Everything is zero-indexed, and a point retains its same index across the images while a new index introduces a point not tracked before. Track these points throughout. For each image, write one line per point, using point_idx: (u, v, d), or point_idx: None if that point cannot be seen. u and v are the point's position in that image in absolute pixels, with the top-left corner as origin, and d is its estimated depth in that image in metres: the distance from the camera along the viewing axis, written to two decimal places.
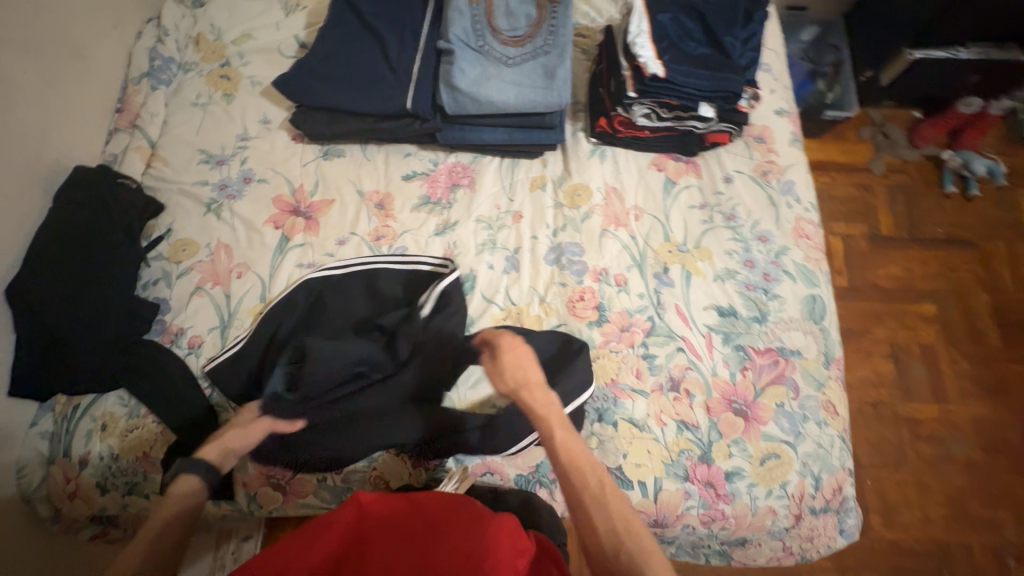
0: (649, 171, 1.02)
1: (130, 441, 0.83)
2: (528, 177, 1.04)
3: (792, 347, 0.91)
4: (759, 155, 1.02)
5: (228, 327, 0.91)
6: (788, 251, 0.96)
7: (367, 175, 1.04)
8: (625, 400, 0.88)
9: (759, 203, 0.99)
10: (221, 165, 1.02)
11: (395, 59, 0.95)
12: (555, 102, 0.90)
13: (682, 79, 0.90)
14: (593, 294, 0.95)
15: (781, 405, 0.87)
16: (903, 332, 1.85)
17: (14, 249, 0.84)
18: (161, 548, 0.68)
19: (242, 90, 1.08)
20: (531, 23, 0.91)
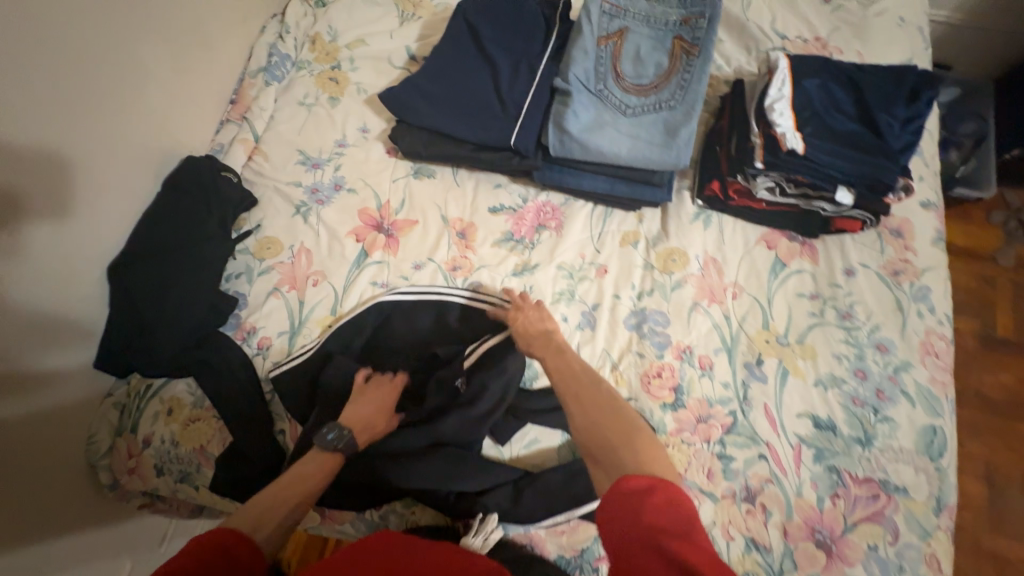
0: (757, 247, 0.92)
1: (191, 432, 0.85)
2: (620, 230, 0.97)
3: (897, 482, 0.79)
4: (891, 250, 0.89)
5: (296, 334, 0.91)
6: (910, 368, 0.84)
7: (454, 201, 1.01)
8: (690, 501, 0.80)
9: (883, 305, 0.87)
10: (316, 168, 1.03)
11: (506, 91, 0.91)
12: (671, 161, 0.82)
13: (823, 158, 0.79)
14: (672, 373, 0.86)
15: (874, 547, 0.75)
16: (1006, 454, 1.60)
17: (121, 230, 0.87)
18: (291, 499, 0.68)
19: (347, 96, 1.08)
20: (660, 73, 0.84)
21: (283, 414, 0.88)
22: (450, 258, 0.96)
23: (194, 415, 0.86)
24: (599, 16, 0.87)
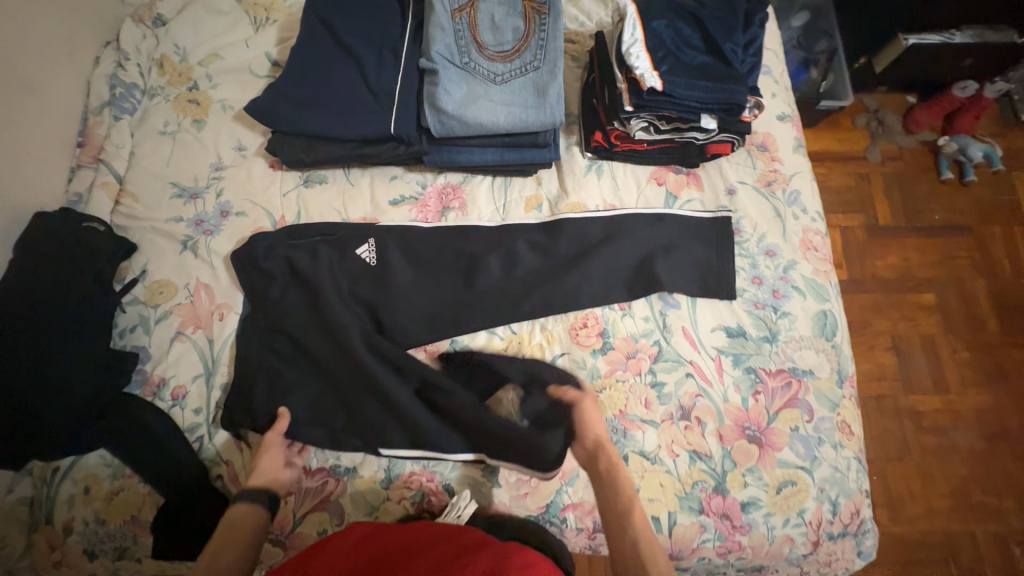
0: (649, 185, 0.98)
1: (235, 556, 0.72)
2: (522, 197, 0.99)
3: (804, 367, 0.88)
4: (761, 164, 0.98)
5: (213, 374, 0.86)
6: (796, 265, 0.93)
7: (353, 202, 0.98)
8: (635, 431, 0.85)
9: (764, 215, 0.95)
10: (195, 198, 0.96)
11: (375, 79, 0.89)
12: (548, 120, 0.84)
13: (682, 93, 0.84)
14: (596, 320, 0.91)
15: (795, 429, 0.85)
16: (903, 323, 1.84)
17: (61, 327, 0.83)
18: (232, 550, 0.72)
19: (213, 116, 1.02)
20: (518, 36, 0.85)
21: (218, 460, 0.83)
22: (360, 258, 0.93)
23: (245, 536, 0.73)
24: None
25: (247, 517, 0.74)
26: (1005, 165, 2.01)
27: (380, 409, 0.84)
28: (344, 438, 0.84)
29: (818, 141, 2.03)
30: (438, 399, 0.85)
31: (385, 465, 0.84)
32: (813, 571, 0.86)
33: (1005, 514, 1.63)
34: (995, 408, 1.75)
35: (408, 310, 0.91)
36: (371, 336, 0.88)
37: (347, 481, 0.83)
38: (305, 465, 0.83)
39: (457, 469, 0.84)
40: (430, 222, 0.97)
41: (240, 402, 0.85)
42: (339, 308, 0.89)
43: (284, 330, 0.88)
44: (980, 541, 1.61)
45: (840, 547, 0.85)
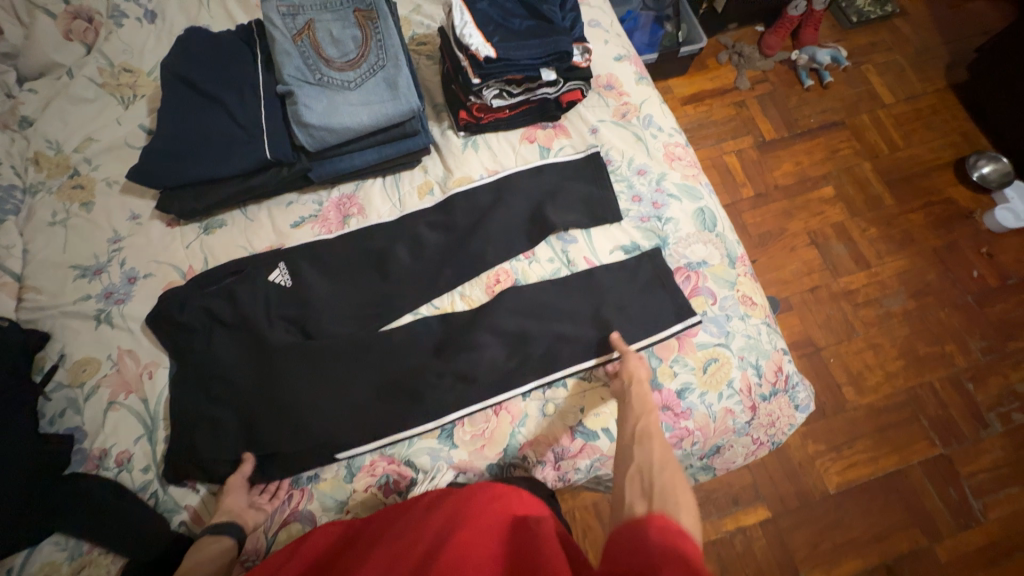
0: (522, 146, 1.07)
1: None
2: (414, 187, 1.06)
3: (697, 259, 0.97)
4: (613, 101, 1.08)
5: (155, 430, 0.87)
6: (667, 176, 1.03)
7: (256, 235, 1.02)
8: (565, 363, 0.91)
9: (627, 142, 1.06)
10: (99, 273, 0.98)
11: (242, 116, 0.95)
12: (406, 108, 0.92)
13: (516, 54, 0.94)
14: (507, 274, 0.98)
15: (704, 313, 0.93)
16: (814, 219, 1.98)
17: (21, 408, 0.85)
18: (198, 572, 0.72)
19: (100, 194, 1.04)
20: (359, 44, 0.94)
21: (178, 508, 0.83)
22: (271, 282, 0.96)
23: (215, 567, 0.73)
24: (282, 19, 0.94)
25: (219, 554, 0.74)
26: (853, 61, 2.24)
27: (327, 412, 0.86)
28: (294, 451, 0.84)
29: (693, 85, 2.21)
30: (376, 386, 0.89)
31: (343, 463, 0.85)
32: (764, 436, 0.93)
33: (949, 357, 1.77)
34: (914, 268, 1.90)
35: (333, 315, 0.95)
36: (300, 348, 0.91)
37: (312, 489, 0.84)
38: (265, 488, 0.84)
39: (414, 444, 0.86)
40: (334, 232, 1.02)
41: (184, 448, 0.85)
42: (265, 332, 0.92)
43: (212, 369, 0.90)
44: (937, 388, 1.73)
45: (776, 405, 0.93)
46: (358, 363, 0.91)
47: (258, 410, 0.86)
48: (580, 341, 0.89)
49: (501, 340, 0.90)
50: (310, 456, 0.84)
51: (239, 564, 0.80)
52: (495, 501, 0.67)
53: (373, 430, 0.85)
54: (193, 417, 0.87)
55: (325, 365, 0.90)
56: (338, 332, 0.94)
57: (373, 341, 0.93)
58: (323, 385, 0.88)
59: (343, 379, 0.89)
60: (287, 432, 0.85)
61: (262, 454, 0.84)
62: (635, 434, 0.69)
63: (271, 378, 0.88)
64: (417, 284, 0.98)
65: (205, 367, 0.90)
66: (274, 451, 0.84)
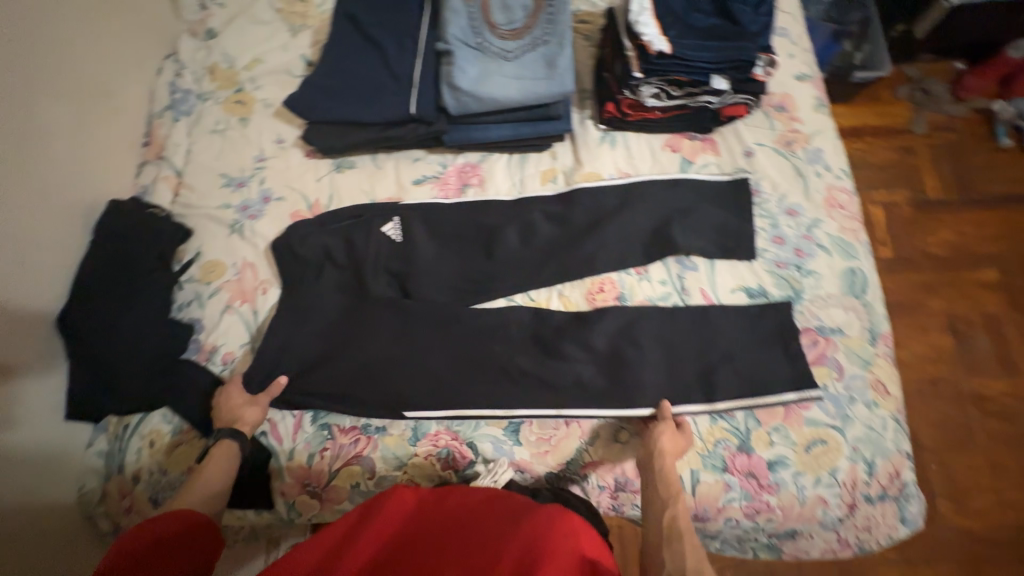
0: (662, 153, 0.99)
1: (217, 492, 0.75)
2: (538, 171, 1.02)
3: (832, 325, 0.85)
4: (780, 124, 0.96)
5: (258, 342, 0.95)
6: (820, 224, 0.90)
7: (380, 183, 1.05)
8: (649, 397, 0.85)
9: (784, 174, 0.94)
10: (241, 186, 1.06)
11: (397, 67, 0.96)
12: (558, 91, 0.87)
13: (691, 54, 0.86)
14: (613, 285, 0.93)
15: (825, 387, 0.82)
16: (964, 304, 1.66)
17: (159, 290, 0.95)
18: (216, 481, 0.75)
19: (257, 113, 1.12)
20: (528, 14, 0.90)
21: None
22: (383, 234, 0.99)
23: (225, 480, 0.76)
24: None
25: (227, 470, 0.77)
26: None
27: (408, 372, 0.89)
28: (370, 400, 0.87)
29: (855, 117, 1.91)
30: (457, 362, 0.90)
31: (411, 425, 0.87)
32: (852, 538, 0.82)
33: None
34: None
35: (433, 281, 0.96)
36: (397, 304, 0.93)
37: (378, 439, 0.87)
38: (340, 424, 0.88)
39: (480, 428, 0.86)
40: (451, 198, 1.02)
41: (278, 366, 0.91)
42: (368, 280, 0.96)
43: (317, 301, 0.95)
44: None
45: (880, 511, 0.80)
46: (446, 335, 0.92)
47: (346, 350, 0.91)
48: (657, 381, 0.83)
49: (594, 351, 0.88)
50: (382, 408, 0.87)
51: (301, 485, 0.85)
52: (570, 536, 0.64)
53: (445, 402, 0.87)
54: (291, 341, 0.93)
55: (415, 326, 0.92)
56: (433, 299, 0.95)
57: (464, 316, 0.93)
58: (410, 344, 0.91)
59: (430, 345, 0.91)
60: (369, 379, 0.89)
61: (341, 394, 0.89)
62: (665, 531, 0.67)
63: (365, 325, 0.92)
64: (518, 271, 0.96)
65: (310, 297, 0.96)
66: (352, 394, 0.88)
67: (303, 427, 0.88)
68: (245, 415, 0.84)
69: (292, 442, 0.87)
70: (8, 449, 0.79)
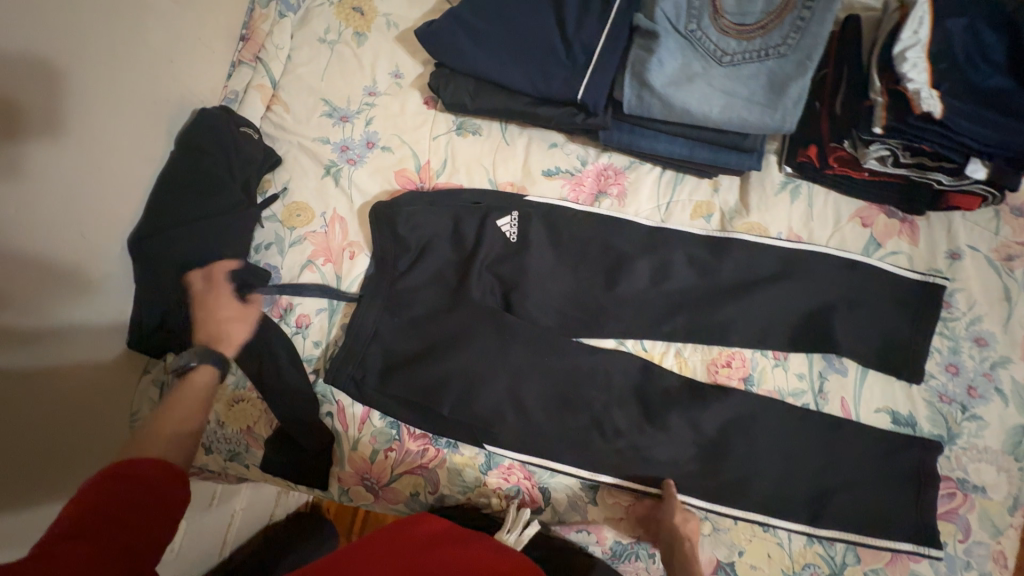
0: (848, 223, 0.81)
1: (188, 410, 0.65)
2: (691, 200, 0.86)
3: (976, 482, 0.75)
4: (1007, 232, 0.78)
5: (337, 312, 0.86)
6: (1009, 365, 0.76)
7: (503, 163, 0.89)
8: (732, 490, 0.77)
9: (987, 293, 0.78)
10: (344, 121, 0.90)
11: (572, 30, 0.76)
12: (772, 125, 0.68)
13: (962, 126, 0.65)
14: (742, 362, 0.81)
15: (942, 545, 0.74)
16: None
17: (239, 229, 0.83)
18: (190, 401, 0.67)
19: (375, 31, 0.92)
20: (771, 9, 0.68)
21: (329, 397, 0.83)
22: (497, 228, 0.85)
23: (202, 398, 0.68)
24: None
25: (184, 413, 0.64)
26: None
27: (495, 395, 0.81)
28: (449, 413, 0.80)
29: None
30: (548, 397, 0.82)
31: (485, 452, 0.80)
32: None
33: None
34: None
35: (541, 298, 0.84)
36: (498, 317, 0.83)
37: (447, 455, 0.81)
38: (410, 428, 0.81)
39: (557, 476, 0.80)
40: (582, 204, 0.86)
41: (355, 348, 0.82)
42: (472, 278, 0.84)
43: (410, 285, 0.84)
44: None
45: None
46: (543, 365, 0.82)
47: (432, 351, 0.82)
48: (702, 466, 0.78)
49: (703, 430, 0.79)
50: (459, 426, 0.80)
51: (360, 478, 0.82)
52: None
53: (528, 439, 0.80)
54: (373, 320, 0.83)
55: (512, 346, 0.82)
56: (536, 319, 0.85)
57: (567, 348, 0.83)
58: (503, 365, 0.82)
59: (522, 369, 0.82)
60: (452, 390, 0.81)
61: (417, 398, 0.81)
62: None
63: (460, 328, 0.83)
64: (638, 315, 0.83)
65: (402, 280, 0.84)
66: (430, 402, 0.80)
67: (372, 420, 0.82)
68: (226, 336, 0.78)
69: (358, 432, 0.82)
70: (80, 371, 0.74)
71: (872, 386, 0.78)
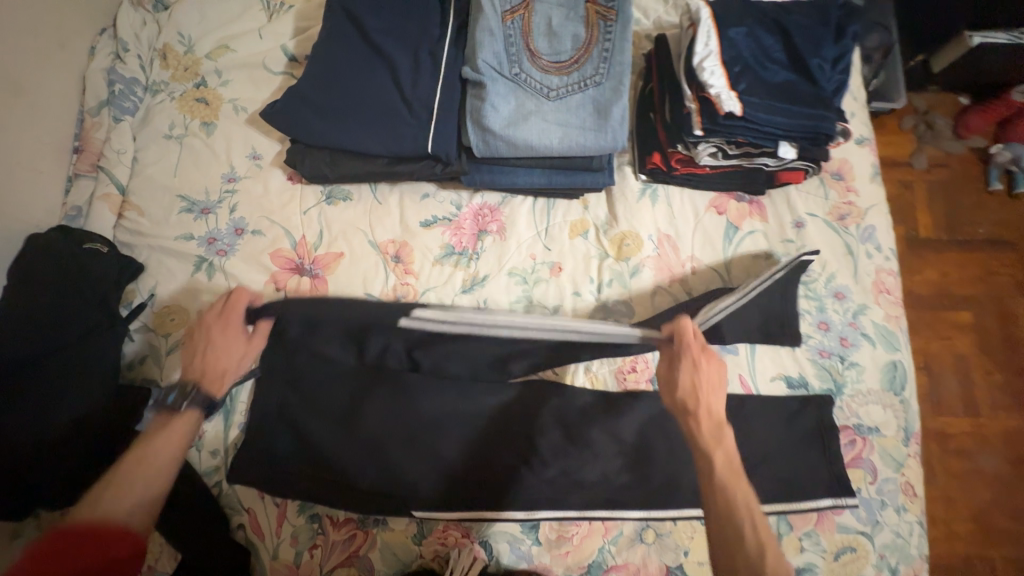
0: (706, 215, 0.88)
1: (149, 481, 0.63)
2: (567, 222, 0.90)
3: (870, 423, 0.82)
4: (835, 195, 0.88)
5: (232, 411, 0.80)
6: (867, 310, 0.85)
7: (380, 223, 0.89)
8: (667, 494, 0.78)
9: (835, 252, 0.86)
10: (206, 214, 0.87)
11: (410, 90, 0.78)
12: (608, 145, 0.74)
13: (762, 117, 0.73)
14: (644, 363, 0.85)
15: (859, 491, 0.79)
16: None
17: (100, 352, 0.76)
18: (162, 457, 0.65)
19: (224, 118, 0.91)
20: (578, 45, 0.74)
21: (239, 507, 0.77)
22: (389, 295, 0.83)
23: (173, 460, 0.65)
24: None
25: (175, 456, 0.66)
26: None
27: (414, 458, 0.78)
28: (369, 489, 0.76)
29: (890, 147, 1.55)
30: (469, 447, 0.79)
31: (416, 520, 0.77)
32: None
33: None
34: None
35: (450, 353, 0.80)
36: (402, 376, 0.80)
37: (376, 535, 0.76)
38: (332, 516, 0.76)
39: (495, 525, 0.77)
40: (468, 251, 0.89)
41: (257, 447, 0.77)
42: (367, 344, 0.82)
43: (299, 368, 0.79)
44: None
45: None
46: (459, 415, 0.80)
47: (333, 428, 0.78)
48: (652, 470, 0.79)
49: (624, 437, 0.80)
50: (382, 502, 0.76)
51: None
52: None
53: (457, 495, 0.77)
54: (270, 412, 0.78)
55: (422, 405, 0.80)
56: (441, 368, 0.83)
57: (480, 398, 0.81)
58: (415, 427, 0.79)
59: (439, 425, 0.79)
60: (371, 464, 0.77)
61: (333, 484, 0.76)
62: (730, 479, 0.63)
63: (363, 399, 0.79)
64: None
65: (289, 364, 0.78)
66: (348, 484, 0.76)
67: (289, 519, 0.76)
68: (224, 365, 0.72)
69: (276, 537, 0.76)
70: None
71: (762, 359, 0.84)
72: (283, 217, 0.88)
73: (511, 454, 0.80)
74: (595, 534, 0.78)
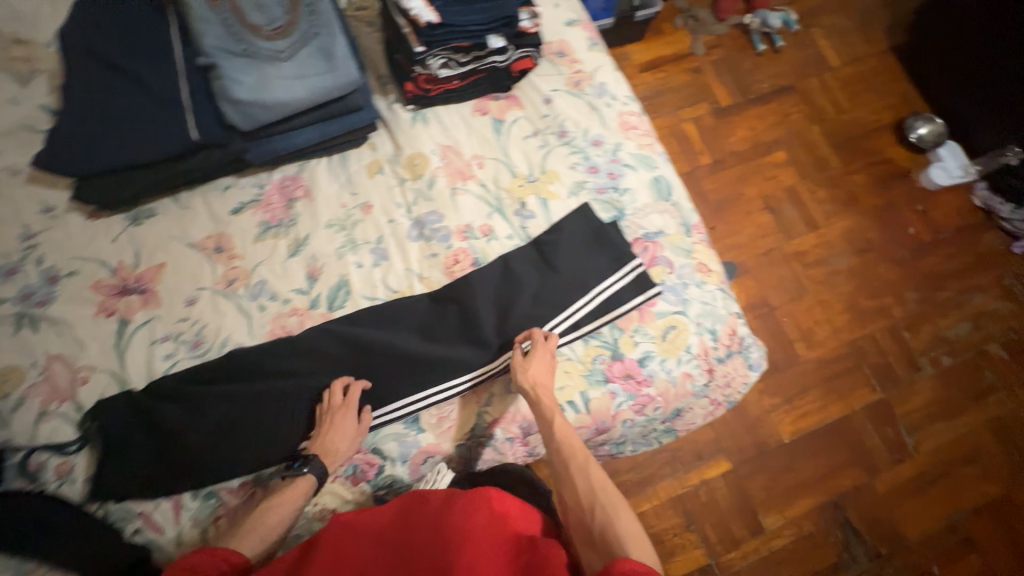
0: (474, 119, 1.03)
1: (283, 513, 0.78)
2: (362, 166, 1.01)
3: (655, 229, 0.98)
4: (566, 69, 1.06)
5: (93, 439, 0.81)
6: (622, 146, 1.02)
7: (192, 224, 0.95)
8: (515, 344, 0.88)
9: (582, 111, 1.04)
10: (14, 274, 0.88)
11: (161, 94, 0.86)
12: (345, 80, 0.87)
13: (460, 19, 0.91)
14: (466, 253, 0.95)
15: (663, 282, 0.95)
16: (769, 183, 1.83)
17: None
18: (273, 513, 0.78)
19: (3, 185, 0.93)
20: (287, 9, 0.88)
21: (129, 516, 0.79)
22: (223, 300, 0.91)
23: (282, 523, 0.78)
24: None
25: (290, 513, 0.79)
26: (817, 12, 2.04)
27: (287, 405, 0.84)
28: (252, 444, 0.81)
29: (679, 43, 1.98)
30: (336, 376, 0.86)
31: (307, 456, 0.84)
32: (720, 396, 0.98)
33: (904, 298, 1.73)
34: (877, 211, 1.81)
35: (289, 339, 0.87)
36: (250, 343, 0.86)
37: (275, 485, 0.82)
38: (226, 486, 0.81)
39: (381, 431, 0.86)
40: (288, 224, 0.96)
41: (130, 456, 0.80)
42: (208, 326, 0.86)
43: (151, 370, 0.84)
44: (907, 341, 1.69)
45: (731, 366, 0.96)
46: (317, 356, 0.87)
47: (198, 410, 0.82)
48: (498, 333, 0.89)
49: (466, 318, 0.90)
50: (269, 452, 0.81)
51: None
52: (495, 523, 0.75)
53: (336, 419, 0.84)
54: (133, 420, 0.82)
55: (279, 358, 0.86)
56: (290, 326, 0.90)
57: (331, 336, 0.88)
58: (277, 380, 0.85)
59: (304, 371, 0.86)
60: (245, 427, 0.82)
61: (217, 457, 0.80)
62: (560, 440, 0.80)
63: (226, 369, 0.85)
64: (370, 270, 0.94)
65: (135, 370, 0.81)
66: (229, 450, 0.81)
67: (185, 505, 0.80)
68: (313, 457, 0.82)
69: (177, 527, 0.79)
70: None
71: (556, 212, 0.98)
72: (94, 250, 0.91)
73: (374, 368, 0.88)
74: (467, 403, 0.88)
